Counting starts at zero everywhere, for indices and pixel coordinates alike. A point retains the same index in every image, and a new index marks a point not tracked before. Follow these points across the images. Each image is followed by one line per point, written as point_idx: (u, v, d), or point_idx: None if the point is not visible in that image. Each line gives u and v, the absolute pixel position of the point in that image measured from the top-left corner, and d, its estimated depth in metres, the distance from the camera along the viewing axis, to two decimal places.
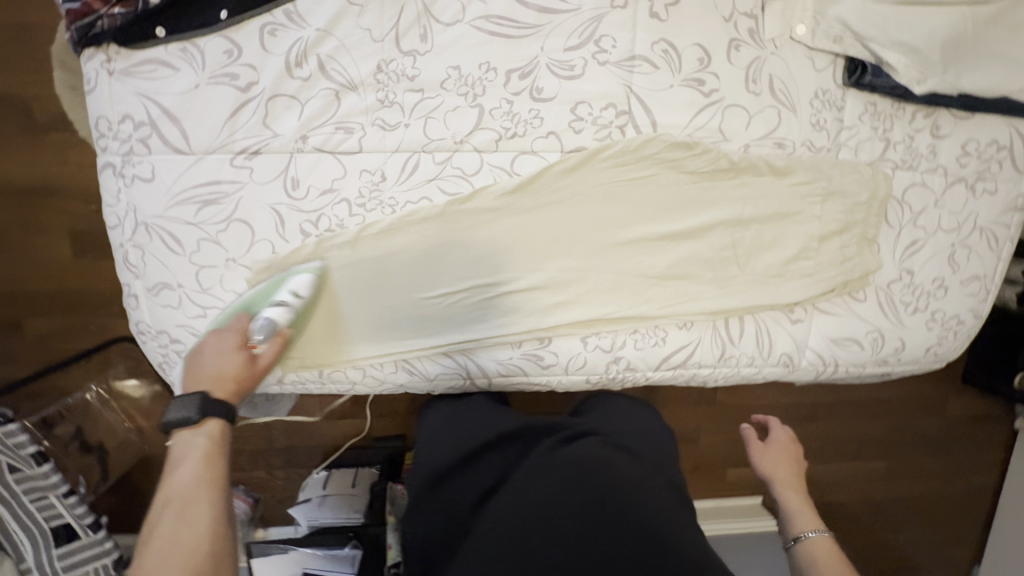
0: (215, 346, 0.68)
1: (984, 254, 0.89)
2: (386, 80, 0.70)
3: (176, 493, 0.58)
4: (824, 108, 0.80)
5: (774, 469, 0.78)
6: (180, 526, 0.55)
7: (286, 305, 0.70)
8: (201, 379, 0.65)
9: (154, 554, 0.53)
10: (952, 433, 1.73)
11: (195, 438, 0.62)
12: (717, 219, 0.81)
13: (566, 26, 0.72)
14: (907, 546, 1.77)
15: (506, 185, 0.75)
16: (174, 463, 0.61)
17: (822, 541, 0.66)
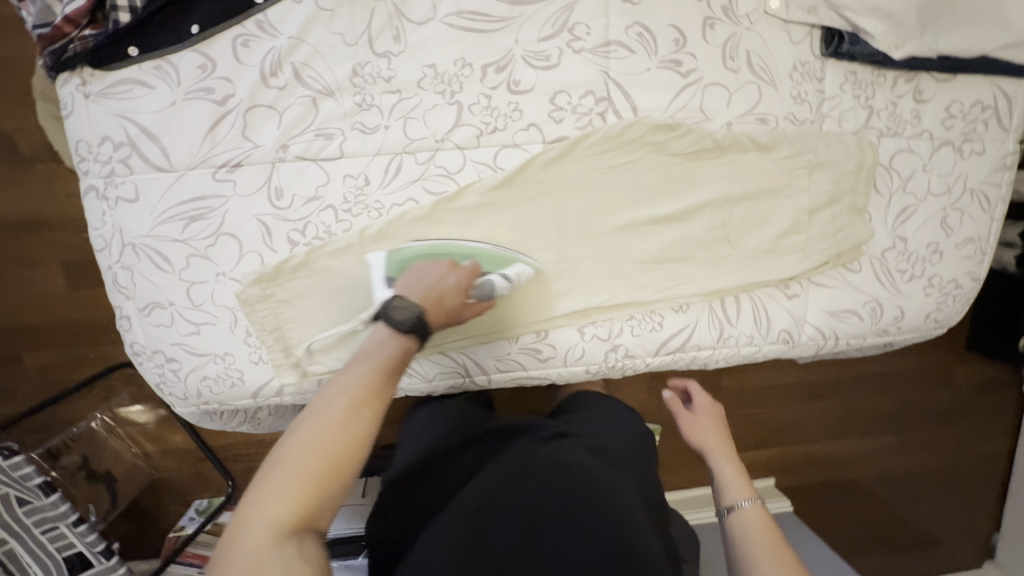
0: (446, 275, 0.67)
1: (977, 216, 0.89)
2: (362, 83, 0.70)
3: (353, 391, 0.51)
4: (804, 80, 0.80)
5: (707, 439, 0.79)
6: (341, 425, 0.49)
7: (505, 283, 0.74)
8: (426, 295, 0.63)
9: (301, 441, 0.48)
10: (962, 401, 1.72)
11: (388, 344, 0.56)
12: (706, 199, 0.80)
13: (538, 17, 0.72)
14: (925, 518, 1.76)
15: (490, 180, 0.75)
16: (357, 355, 0.55)
17: (755, 511, 0.67)
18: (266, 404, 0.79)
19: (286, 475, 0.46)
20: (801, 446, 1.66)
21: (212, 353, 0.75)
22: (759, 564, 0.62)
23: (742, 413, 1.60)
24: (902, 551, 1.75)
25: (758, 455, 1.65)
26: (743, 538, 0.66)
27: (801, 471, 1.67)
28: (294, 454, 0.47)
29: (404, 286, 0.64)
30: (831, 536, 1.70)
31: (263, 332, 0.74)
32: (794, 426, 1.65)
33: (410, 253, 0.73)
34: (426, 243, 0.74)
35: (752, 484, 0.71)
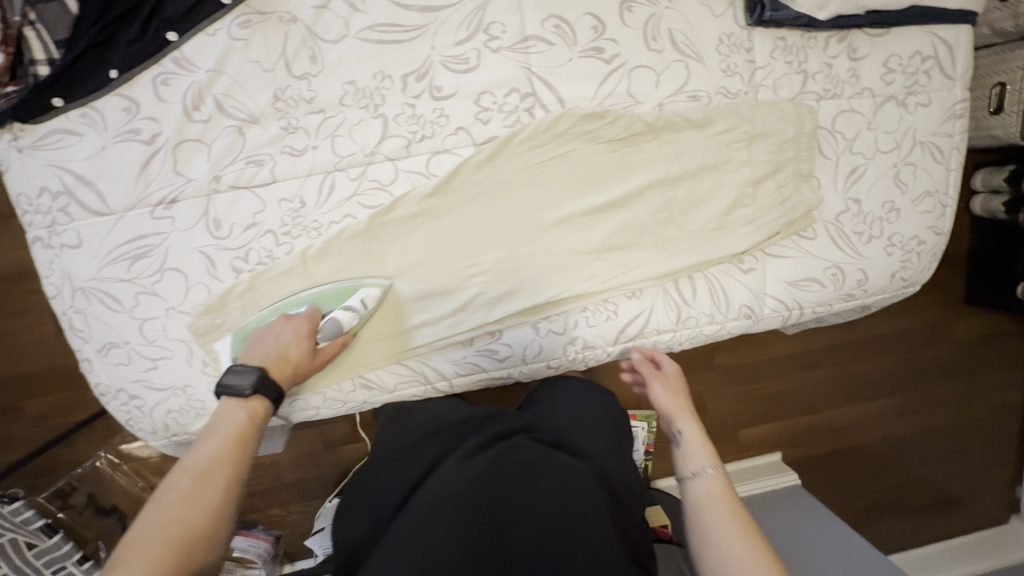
0: (284, 330, 0.71)
1: (931, 168, 0.86)
2: (285, 107, 0.71)
3: (197, 467, 0.57)
4: (732, 52, 0.79)
5: (673, 407, 0.78)
6: (194, 495, 0.54)
7: (350, 315, 0.74)
8: (267, 357, 0.68)
9: (144, 526, 0.51)
10: (966, 356, 1.68)
11: (237, 412, 0.63)
12: (646, 183, 0.80)
13: (452, 21, 0.72)
14: (942, 478, 1.72)
15: (425, 188, 0.76)
16: (205, 430, 0.61)
17: (719, 477, 0.68)
18: None
19: (130, 560, 0.48)
20: (804, 417, 1.64)
21: (172, 386, 0.76)
22: (720, 530, 0.62)
23: (739, 390, 1.59)
24: (920, 513, 1.71)
25: (762, 432, 1.63)
26: (707, 501, 0.66)
27: (807, 442, 1.65)
28: (134, 543, 0.50)
29: (243, 356, 0.69)
30: (845, 505, 1.68)
31: (218, 361, 0.76)
32: (794, 398, 1.62)
33: (252, 324, 0.73)
34: (268, 309, 0.74)
35: (715, 450, 0.71)
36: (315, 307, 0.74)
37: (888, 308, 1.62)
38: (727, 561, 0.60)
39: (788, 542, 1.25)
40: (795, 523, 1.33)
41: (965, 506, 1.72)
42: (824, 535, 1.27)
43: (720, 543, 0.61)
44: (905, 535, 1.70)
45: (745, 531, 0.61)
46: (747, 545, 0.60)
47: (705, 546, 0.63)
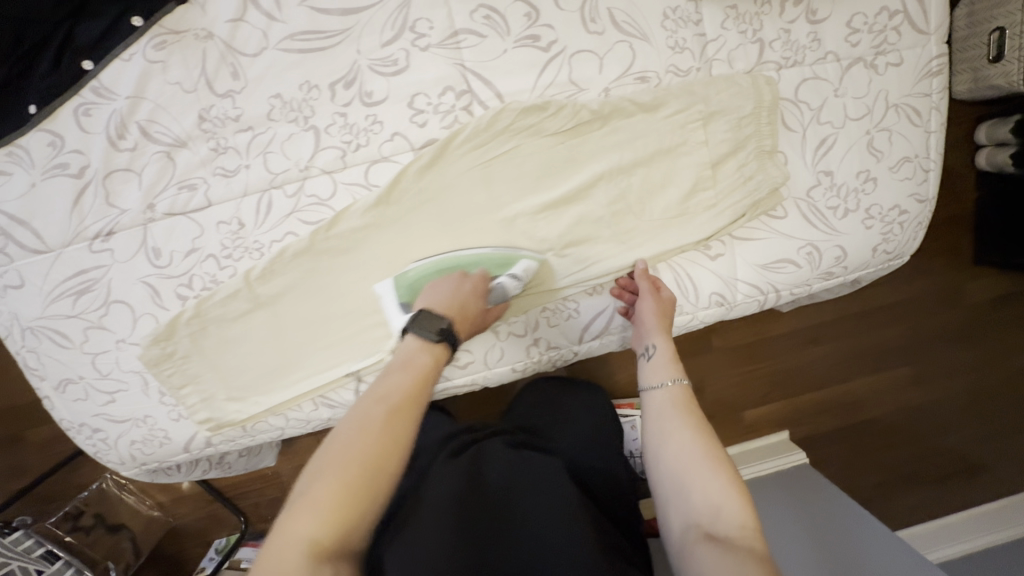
0: (461, 285, 0.70)
1: (908, 132, 0.81)
2: (212, 127, 0.69)
3: (388, 399, 0.54)
4: (679, 26, 0.74)
5: (648, 321, 0.74)
6: (381, 433, 0.51)
7: (515, 283, 0.75)
8: (448, 306, 0.66)
9: (338, 450, 0.49)
10: (979, 319, 1.60)
11: (421, 354, 0.60)
12: (598, 173, 0.76)
13: (375, 21, 0.69)
14: (962, 447, 1.65)
15: (366, 199, 0.73)
16: (392, 365, 0.58)
17: (679, 388, 0.67)
18: (202, 454, 0.81)
19: (325, 481, 0.47)
20: (811, 393, 1.59)
21: (132, 418, 0.76)
22: (671, 435, 0.62)
23: (740, 371, 1.55)
24: (941, 483, 1.65)
25: (766, 412, 1.59)
26: (665, 410, 0.65)
27: (815, 419, 1.60)
28: (327, 467, 0.48)
29: (423, 301, 0.68)
30: (859, 480, 1.63)
31: (173, 390, 0.75)
32: (799, 375, 1.57)
33: (417, 274, 0.74)
34: (429, 261, 0.74)
35: (681, 367, 0.70)
36: (482, 269, 0.73)
37: (893, 276, 1.55)
38: (674, 464, 0.60)
39: (796, 525, 1.19)
40: (803, 503, 1.27)
41: (988, 472, 1.65)
42: (834, 520, 1.20)
43: (670, 447, 0.61)
44: (926, 507, 1.64)
45: (698, 437, 0.60)
46: (698, 449, 0.59)
47: (656, 451, 0.62)
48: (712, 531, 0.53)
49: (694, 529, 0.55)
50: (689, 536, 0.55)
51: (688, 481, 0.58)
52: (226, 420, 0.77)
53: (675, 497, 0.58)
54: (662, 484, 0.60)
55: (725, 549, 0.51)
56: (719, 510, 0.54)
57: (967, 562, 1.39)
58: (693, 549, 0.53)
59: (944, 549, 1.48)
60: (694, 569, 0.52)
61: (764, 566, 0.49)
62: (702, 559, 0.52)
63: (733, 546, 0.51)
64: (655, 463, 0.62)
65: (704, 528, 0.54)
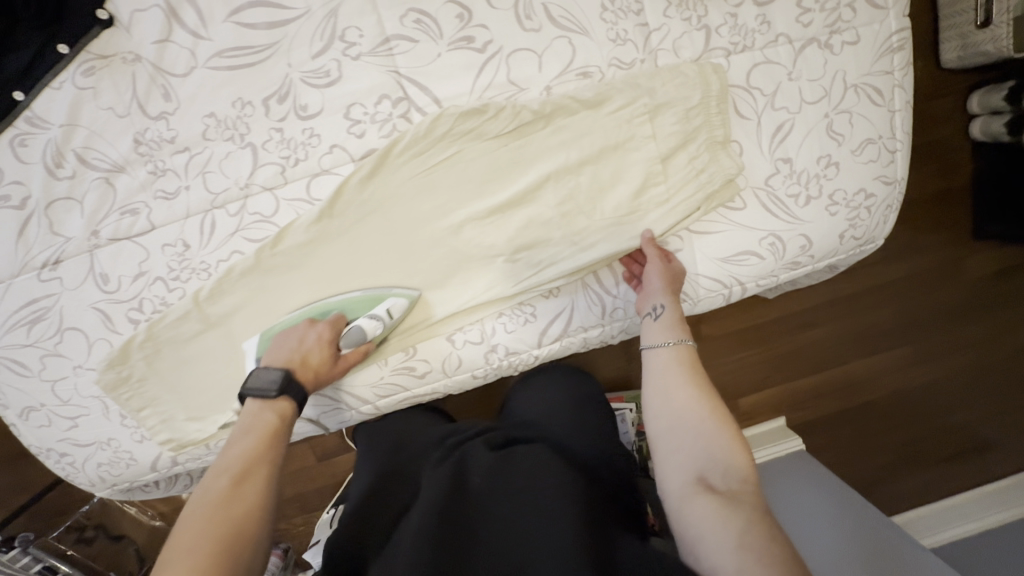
0: (308, 335, 0.71)
1: (870, 113, 0.77)
2: (149, 150, 0.69)
3: (233, 467, 0.55)
4: (620, 17, 0.71)
5: (654, 284, 0.74)
6: (230, 501, 0.52)
7: (375, 323, 0.72)
8: (291, 359, 0.68)
9: (185, 536, 0.48)
10: (978, 296, 1.55)
11: (264, 414, 0.62)
12: (544, 174, 0.74)
13: (304, 33, 0.67)
14: (968, 426, 1.61)
15: (309, 214, 0.72)
16: (237, 432, 0.59)
17: (687, 350, 0.68)
18: (170, 473, 0.82)
19: (173, 570, 0.45)
20: (808, 378, 1.55)
21: (97, 441, 0.77)
22: (675, 392, 0.64)
23: (730, 359, 1.53)
24: (947, 463, 1.61)
25: (761, 399, 1.56)
26: (667, 372, 0.66)
27: (813, 404, 1.57)
28: (173, 554, 0.47)
29: (266, 359, 0.69)
30: (861, 463, 1.60)
31: (133, 412, 0.76)
32: (794, 360, 1.54)
33: (281, 325, 0.73)
34: (295, 310, 0.74)
35: (687, 327, 0.70)
36: (339, 314, 0.73)
37: (887, 255, 1.51)
38: (678, 419, 0.62)
39: (795, 513, 1.18)
40: (802, 492, 1.25)
41: (996, 451, 1.61)
42: (833, 502, 1.19)
43: (674, 404, 0.63)
44: (932, 488, 1.60)
45: (700, 394, 0.62)
46: (701, 405, 0.62)
47: (659, 407, 0.64)
48: (713, 483, 0.56)
49: (693, 480, 0.57)
50: (689, 487, 0.57)
51: (690, 436, 0.60)
52: (188, 439, 0.78)
53: (675, 455, 0.60)
54: (663, 438, 0.62)
55: (725, 500, 0.54)
56: (720, 464, 0.57)
57: (971, 548, 1.37)
58: (692, 499, 0.56)
59: (944, 532, 1.47)
60: (694, 518, 0.55)
61: (762, 517, 0.53)
62: (702, 509, 0.54)
63: (733, 498, 0.54)
64: (658, 417, 0.64)
65: (705, 480, 0.57)
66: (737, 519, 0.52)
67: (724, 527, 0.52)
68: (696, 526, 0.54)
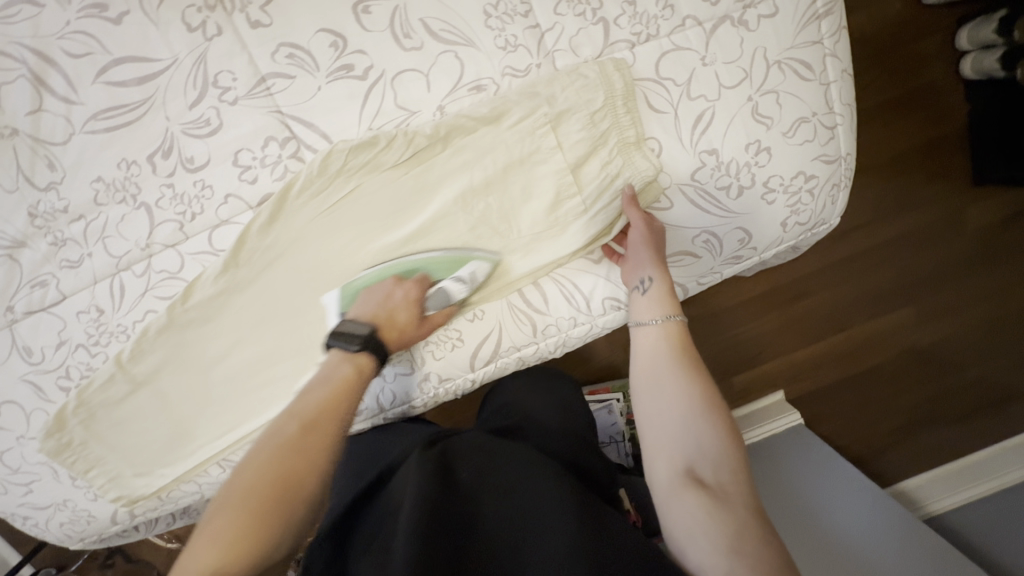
0: (394, 293, 0.69)
1: (799, 88, 0.70)
2: (45, 222, 0.68)
3: (303, 412, 0.55)
4: (506, 22, 0.66)
5: (640, 253, 0.70)
6: (295, 449, 0.51)
7: (460, 286, 0.71)
8: (377, 315, 0.66)
9: (248, 474, 0.49)
10: (989, 243, 1.37)
11: (342, 366, 0.61)
12: (450, 201, 0.70)
13: (175, 84, 0.65)
14: (987, 379, 1.44)
15: (214, 266, 0.70)
16: (314, 380, 0.59)
17: (676, 326, 0.64)
18: (132, 523, 0.84)
19: (227, 511, 0.46)
20: (805, 347, 1.40)
21: (53, 503, 0.80)
22: (666, 376, 0.60)
23: (720, 336, 1.37)
24: (964, 420, 1.45)
25: (758, 372, 1.40)
26: (653, 349, 0.64)
27: (812, 373, 1.41)
28: (230, 494, 0.48)
29: (352, 313, 0.67)
30: (871, 425, 1.44)
31: (81, 474, 0.78)
32: (785, 333, 1.38)
33: (359, 282, 0.71)
34: (372, 270, 0.71)
35: (677, 302, 0.66)
36: (424, 274, 0.71)
37: (885, 206, 1.33)
38: (669, 406, 0.59)
39: (804, 496, 1.11)
40: (813, 472, 1.18)
41: None
42: (825, 473, 1.17)
43: (663, 390, 0.60)
44: (950, 447, 1.45)
45: (693, 378, 0.59)
46: (692, 391, 0.58)
47: (650, 391, 0.61)
48: (702, 476, 0.53)
49: (681, 473, 0.55)
50: (677, 480, 0.54)
51: (680, 424, 0.57)
52: (137, 494, 0.80)
53: (668, 440, 0.57)
54: (655, 425, 0.59)
55: (715, 496, 0.51)
56: (711, 454, 0.54)
57: (996, 511, 1.25)
58: (681, 491, 0.53)
59: (958, 493, 1.34)
60: (680, 513, 0.52)
61: (754, 516, 0.50)
62: (689, 506, 0.52)
63: (724, 494, 0.52)
64: (648, 402, 0.61)
65: (694, 472, 0.54)
66: (725, 520, 0.50)
67: (711, 528, 0.50)
68: (681, 522, 0.52)
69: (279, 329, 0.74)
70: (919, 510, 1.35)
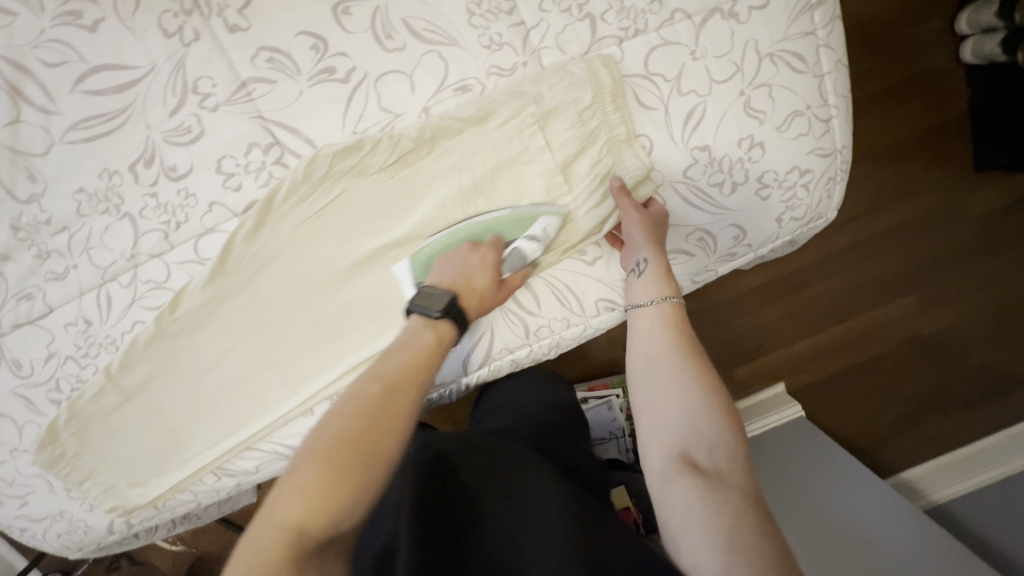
0: (471, 259, 0.67)
1: (792, 81, 0.69)
2: (29, 234, 0.67)
3: (385, 374, 0.52)
4: (490, 20, 0.65)
5: (635, 236, 0.68)
6: (379, 409, 0.48)
7: (534, 245, 0.69)
8: (457, 282, 0.64)
9: (331, 428, 0.47)
10: (991, 230, 1.34)
11: (424, 332, 0.59)
12: (438, 204, 0.69)
13: (154, 91, 0.64)
14: (991, 367, 1.42)
15: (201, 276, 0.70)
16: (395, 343, 0.57)
17: (670, 308, 0.62)
18: (130, 532, 0.84)
19: (311, 465, 0.44)
20: (807, 339, 1.37)
21: (50, 514, 0.80)
22: (659, 359, 0.59)
23: (720, 329, 1.34)
24: (967, 408, 1.44)
25: (758, 364, 1.38)
26: (646, 331, 0.62)
27: (814, 365, 1.39)
28: (313, 447, 0.45)
29: (429, 279, 0.65)
30: (873, 415, 1.42)
31: (76, 485, 0.78)
32: (786, 325, 1.35)
33: (428, 248, 0.69)
34: (441, 234, 0.68)
35: (675, 282, 0.64)
36: (497, 237, 0.69)
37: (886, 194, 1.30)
38: (663, 388, 0.57)
39: (806, 493, 1.09)
40: (814, 466, 1.15)
41: None
42: (821, 461, 1.17)
43: (660, 377, 0.58)
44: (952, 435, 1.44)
45: (689, 360, 0.57)
46: (692, 375, 0.56)
47: (643, 374, 0.59)
48: (698, 461, 0.53)
49: (677, 458, 0.54)
50: (672, 466, 0.53)
51: (678, 409, 0.56)
52: (131, 505, 0.79)
53: (663, 424, 0.56)
54: (649, 409, 0.58)
55: (711, 483, 0.51)
56: (707, 440, 0.53)
57: (1001, 498, 1.23)
58: (676, 478, 0.52)
59: (961, 482, 1.33)
60: (675, 500, 0.52)
61: (749, 504, 0.50)
62: (687, 492, 0.51)
63: (720, 478, 0.51)
64: (645, 384, 0.59)
65: (688, 456, 0.53)
66: (721, 508, 0.49)
67: (707, 516, 0.49)
68: (676, 509, 0.52)
69: (270, 336, 0.73)
70: (921, 500, 1.35)
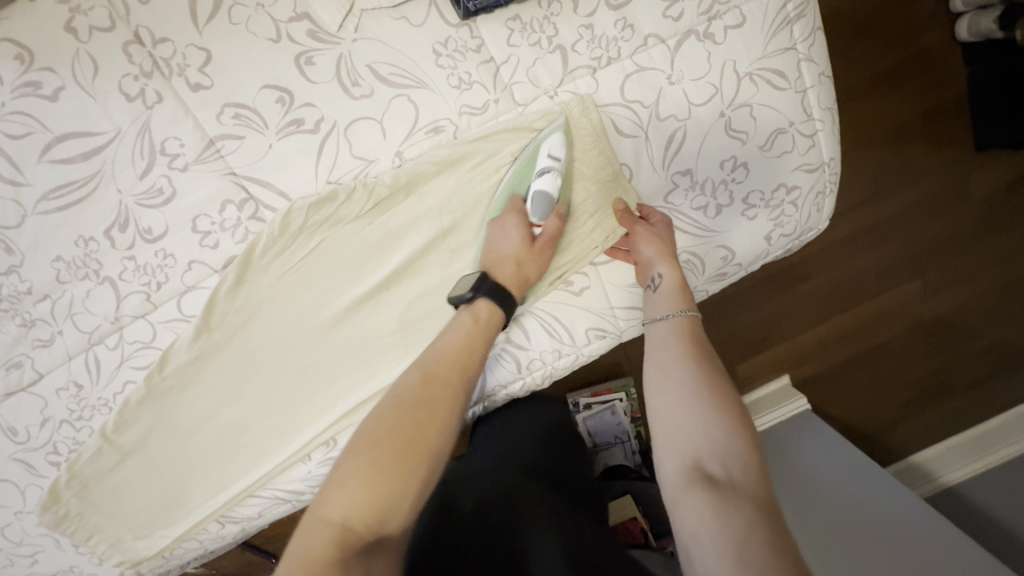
0: (494, 231, 0.66)
1: (773, 99, 0.67)
2: (12, 304, 0.67)
3: (428, 363, 0.55)
4: (457, 60, 0.63)
5: (646, 252, 0.66)
6: (421, 397, 0.51)
7: (550, 177, 0.65)
8: (489, 259, 0.64)
9: (376, 420, 0.49)
10: (992, 211, 1.31)
11: (462, 315, 0.60)
12: (420, 247, 0.68)
13: (122, 156, 0.63)
14: (997, 348, 1.39)
15: (186, 333, 0.69)
16: (443, 329, 0.59)
17: (684, 322, 0.61)
18: None
19: (356, 457, 0.46)
20: (807, 334, 1.33)
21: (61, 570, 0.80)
22: (675, 369, 0.57)
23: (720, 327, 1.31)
24: (976, 389, 1.41)
25: (761, 360, 1.33)
26: (660, 345, 0.61)
27: (818, 357, 1.35)
28: (356, 442, 0.48)
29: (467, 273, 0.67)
30: (882, 403, 1.39)
31: (83, 542, 0.78)
32: (790, 319, 1.32)
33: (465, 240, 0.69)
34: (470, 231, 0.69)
35: (690, 296, 0.63)
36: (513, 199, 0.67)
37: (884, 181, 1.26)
38: (676, 398, 0.55)
39: (830, 495, 1.03)
40: (834, 462, 1.11)
41: None
42: (834, 453, 1.14)
43: (671, 384, 0.56)
44: (961, 418, 1.41)
45: (702, 373, 0.56)
46: (703, 385, 0.55)
47: (656, 382, 0.58)
48: (710, 472, 0.49)
49: (688, 468, 0.50)
50: (683, 476, 0.50)
51: (689, 419, 0.53)
52: (139, 556, 0.80)
53: (674, 436, 0.53)
54: (660, 419, 0.56)
55: (722, 493, 0.47)
56: (721, 452, 0.50)
57: (1013, 480, 1.21)
58: (686, 490, 0.49)
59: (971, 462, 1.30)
60: (685, 513, 0.48)
61: (766, 519, 0.44)
62: (696, 505, 0.47)
63: (733, 490, 0.47)
64: (654, 395, 0.57)
65: (701, 468, 0.50)
66: (731, 521, 0.44)
67: (717, 529, 0.45)
68: (688, 523, 0.47)
69: (269, 381, 0.73)
70: (930, 483, 1.30)
